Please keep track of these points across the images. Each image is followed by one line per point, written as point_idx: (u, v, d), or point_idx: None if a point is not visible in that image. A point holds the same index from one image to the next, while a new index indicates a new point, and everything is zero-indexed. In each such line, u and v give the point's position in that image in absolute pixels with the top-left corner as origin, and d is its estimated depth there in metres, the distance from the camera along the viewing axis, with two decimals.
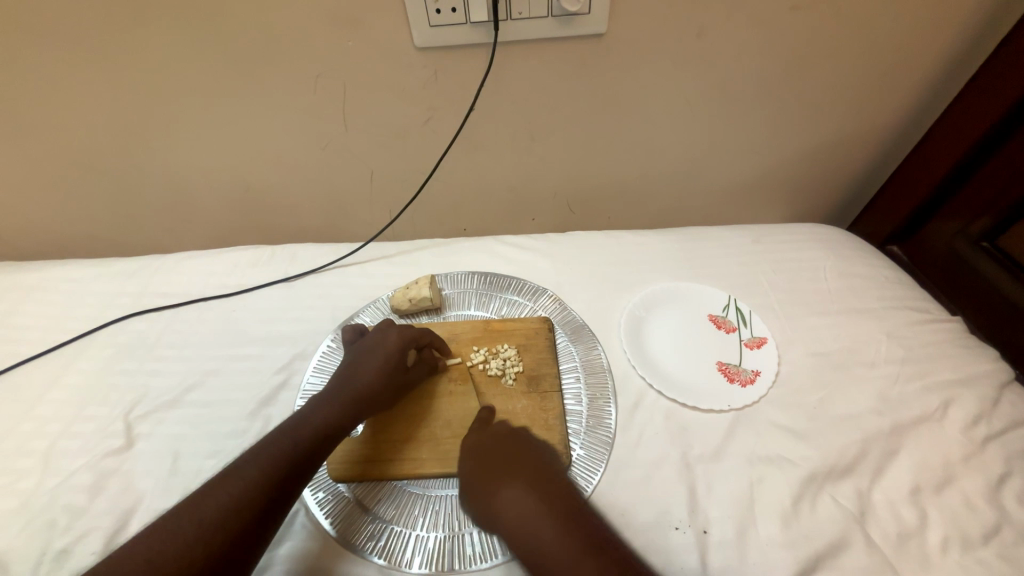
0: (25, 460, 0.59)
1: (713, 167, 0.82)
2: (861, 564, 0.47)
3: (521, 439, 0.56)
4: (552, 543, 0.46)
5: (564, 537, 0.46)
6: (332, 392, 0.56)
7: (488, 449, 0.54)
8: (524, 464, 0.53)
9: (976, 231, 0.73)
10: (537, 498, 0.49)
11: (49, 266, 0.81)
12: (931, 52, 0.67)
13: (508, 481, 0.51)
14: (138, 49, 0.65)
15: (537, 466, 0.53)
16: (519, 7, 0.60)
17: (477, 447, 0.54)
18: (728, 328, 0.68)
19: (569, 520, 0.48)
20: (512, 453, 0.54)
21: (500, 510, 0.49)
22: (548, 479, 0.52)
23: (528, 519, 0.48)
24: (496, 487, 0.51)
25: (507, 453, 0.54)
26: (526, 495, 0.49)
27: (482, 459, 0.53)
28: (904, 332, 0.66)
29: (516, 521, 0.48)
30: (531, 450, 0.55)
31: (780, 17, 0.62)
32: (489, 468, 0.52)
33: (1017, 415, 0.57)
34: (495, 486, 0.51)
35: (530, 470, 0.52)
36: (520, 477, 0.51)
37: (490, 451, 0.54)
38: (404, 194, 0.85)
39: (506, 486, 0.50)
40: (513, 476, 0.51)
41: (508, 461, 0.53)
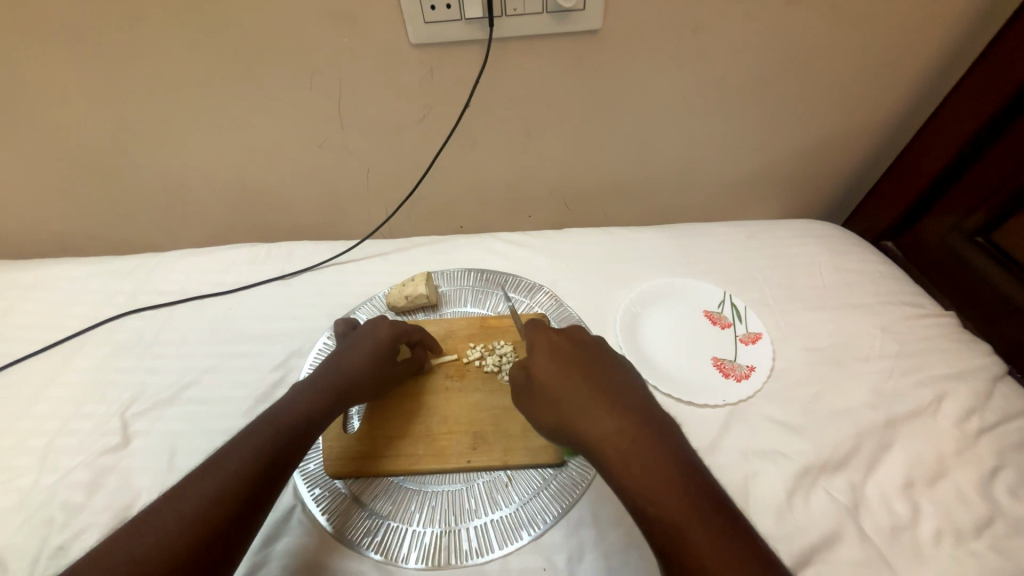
0: (23, 458, 0.59)
1: (709, 163, 0.82)
2: (855, 557, 0.48)
3: (609, 360, 0.51)
4: (649, 473, 0.41)
5: (661, 468, 0.42)
6: (318, 377, 0.57)
7: (573, 369, 0.49)
8: (614, 387, 0.47)
9: (970, 226, 0.73)
10: (631, 423, 0.44)
11: (46, 265, 0.81)
12: (927, 47, 0.67)
13: (597, 404, 0.46)
14: (133, 46, 0.65)
15: (628, 391, 0.48)
16: (514, 4, 0.60)
17: (563, 363, 0.49)
18: (724, 323, 0.69)
19: (666, 451, 0.43)
20: (600, 374, 0.49)
21: (581, 421, 0.46)
22: (641, 407, 0.46)
23: (621, 444, 0.43)
24: (584, 404, 0.46)
25: (595, 373, 0.49)
26: (618, 420, 0.45)
27: (571, 379, 0.48)
28: (899, 327, 0.66)
29: (608, 444, 0.44)
30: (624, 376, 0.49)
31: (775, 12, 0.62)
32: (577, 386, 0.47)
33: (1011, 409, 0.57)
34: (581, 404, 0.46)
35: (616, 392, 0.47)
36: (612, 402, 0.46)
37: (577, 371, 0.49)
38: (400, 191, 0.85)
39: (597, 408, 0.46)
40: (606, 399, 0.46)
41: (601, 382, 0.48)
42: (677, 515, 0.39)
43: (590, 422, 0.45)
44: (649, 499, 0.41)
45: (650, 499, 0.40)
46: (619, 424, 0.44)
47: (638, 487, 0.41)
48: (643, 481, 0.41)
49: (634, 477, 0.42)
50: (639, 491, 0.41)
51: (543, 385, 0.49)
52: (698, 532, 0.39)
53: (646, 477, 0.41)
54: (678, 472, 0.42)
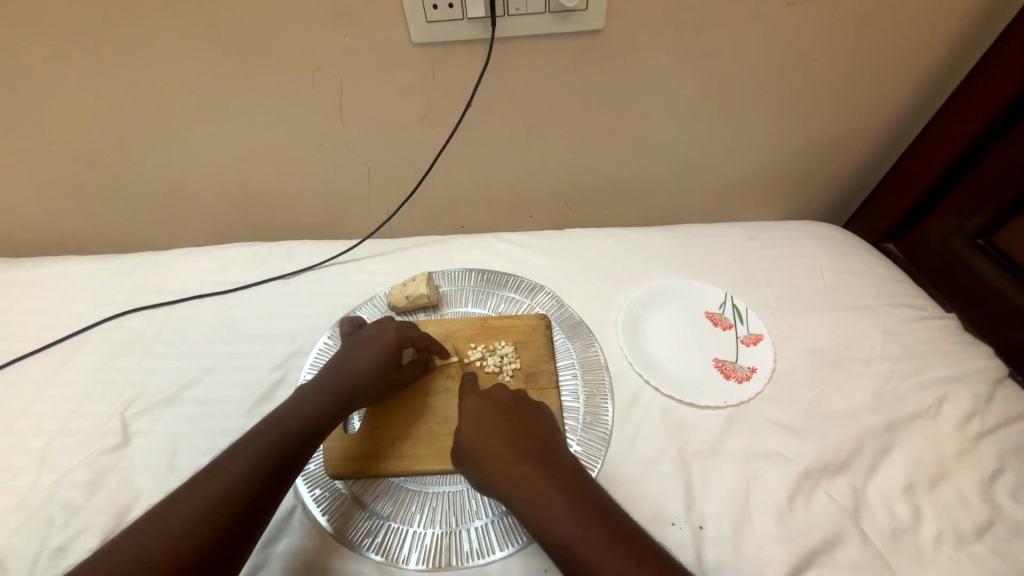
0: (22, 457, 0.59)
1: (711, 163, 0.82)
2: (855, 560, 0.48)
3: (527, 405, 0.54)
4: (561, 515, 0.44)
5: (570, 509, 0.44)
6: (323, 379, 0.57)
7: (490, 416, 0.51)
8: (528, 432, 0.50)
9: (971, 228, 0.73)
10: (542, 467, 0.47)
11: (45, 263, 0.81)
12: (929, 49, 0.67)
13: (511, 450, 0.48)
14: (133, 44, 0.64)
15: (541, 436, 0.50)
16: (516, 3, 0.59)
17: (479, 411, 0.51)
18: (725, 325, 0.69)
19: (576, 491, 0.46)
20: (515, 419, 0.51)
21: (495, 462, 0.48)
22: (553, 451, 0.49)
23: (535, 489, 0.46)
24: (498, 453, 0.48)
25: (511, 419, 0.51)
26: (530, 467, 0.47)
27: (490, 427, 0.50)
28: (900, 329, 0.66)
29: (522, 491, 0.46)
30: (538, 420, 0.52)
31: (778, 13, 0.62)
32: (492, 435, 0.49)
33: (1012, 411, 0.57)
34: (496, 452, 0.48)
35: (529, 432, 0.50)
36: (525, 448, 0.48)
37: (493, 417, 0.51)
38: (402, 190, 0.85)
39: (512, 455, 0.48)
40: (518, 446, 0.48)
41: (513, 429, 0.50)
42: (588, 551, 0.42)
43: (504, 471, 0.47)
44: (563, 540, 0.43)
45: (564, 539, 0.43)
46: (531, 470, 0.47)
47: (553, 529, 0.44)
48: (555, 524, 0.44)
49: (548, 522, 0.44)
50: (553, 534, 0.43)
51: (470, 441, 0.50)
52: (607, 564, 0.41)
53: (557, 519, 0.44)
54: (587, 510, 0.44)
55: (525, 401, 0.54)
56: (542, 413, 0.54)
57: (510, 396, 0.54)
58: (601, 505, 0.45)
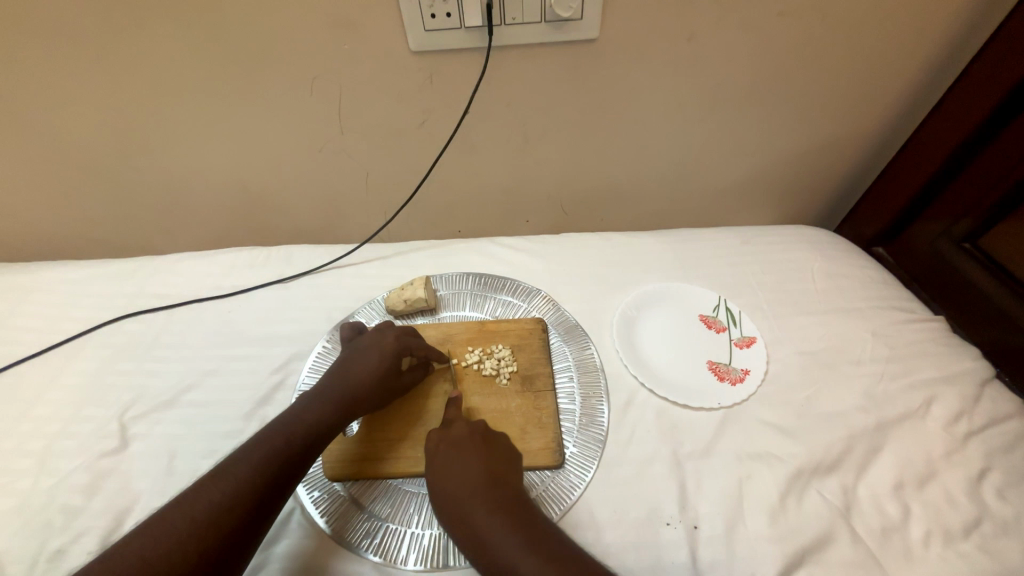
0: (21, 461, 0.59)
1: (704, 169, 0.83)
2: (846, 558, 0.49)
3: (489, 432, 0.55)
4: (501, 547, 0.45)
5: (510, 541, 0.46)
6: (326, 388, 0.57)
7: (447, 448, 0.53)
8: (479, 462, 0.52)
9: (958, 232, 0.74)
10: (489, 498, 0.49)
11: (44, 267, 0.81)
12: (916, 57, 0.68)
13: (461, 483, 0.50)
14: (135, 51, 0.65)
15: (494, 466, 0.52)
16: (513, 12, 0.61)
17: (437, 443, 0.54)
18: (718, 327, 0.70)
19: (519, 522, 0.47)
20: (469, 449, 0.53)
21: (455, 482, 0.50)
22: (504, 481, 0.51)
23: (478, 522, 0.47)
24: (448, 485, 0.50)
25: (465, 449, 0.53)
26: (478, 498, 0.49)
27: (444, 458, 0.52)
28: (890, 331, 0.67)
29: (466, 523, 0.48)
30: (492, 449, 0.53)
31: (768, 22, 0.63)
32: (446, 467, 0.51)
33: (999, 411, 0.59)
34: (447, 484, 0.50)
35: (492, 457, 0.53)
36: (473, 480, 0.50)
37: (449, 450, 0.53)
38: (399, 195, 0.86)
39: (460, 488, 0.50)
40: (467, 477, 0.50)
41: (464, 460, 0.52)
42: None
43: (453, 502, 0.49)
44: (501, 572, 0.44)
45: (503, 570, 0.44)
46: (477, 502, 0.49)
47: (493, 560, 0.45)
48: (496, 556, 0.45)
49: (489, 553, 0.46)
50: (494, 566, 0.45)
51: (437, 463, 0.52)
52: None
53: (497, 552, 0.45)
54: (528, 541, 0.46)
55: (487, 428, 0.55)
56: (502, 440, 0.55)
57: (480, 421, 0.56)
58: (543, 536, 0.46)
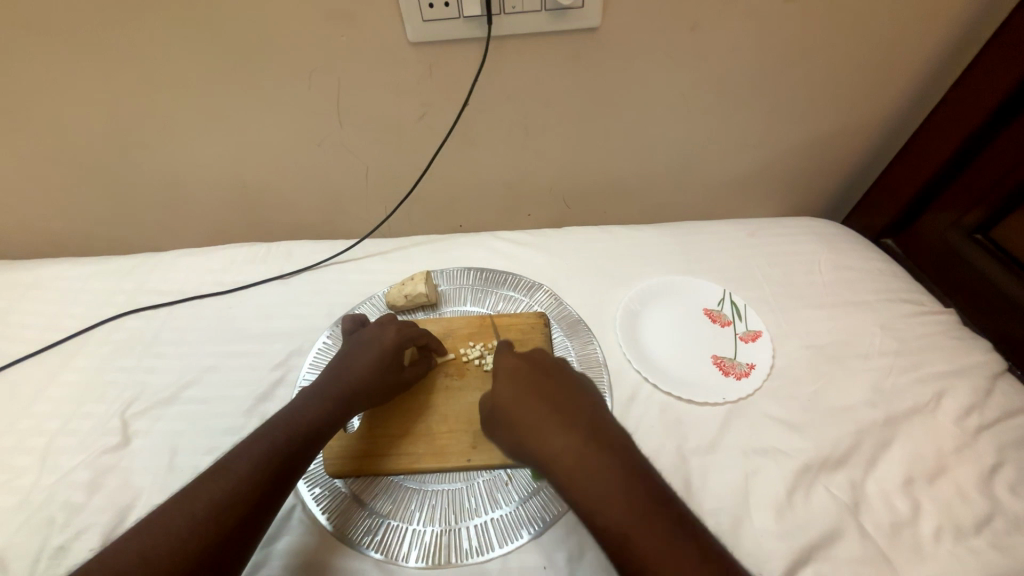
0: (23, 458, 0.59)
1: (708, 161, 0.82)
2: (854, 554, 0.48)
3: (569, 376, 0.51)
4: (609, 494, 0.41)
5: (620, 488, 0.41)
6: (327, 382, 0.57)
7: (531, 388, 0.48)
8: (574, 404, 0.47)
9: (969, 223, 0.73)
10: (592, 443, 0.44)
11: (45, 264, 0.81)
12: (926, 43, 0.66)
13: (557, 423, 0.45)
14: (130, 45, 0.64)
15: (588, 408, 0.47)
16: (512, 1, 0.59)
17: (518, 380, 0.49)
18: (724, 321, 0.69)
19: (628, 470, 0.43)
20: (559, 391, 0.48)
21: (538, 425, 0.45)
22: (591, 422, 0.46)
23: (584, 467, 0.42)
24: (542, 426, 0.45)
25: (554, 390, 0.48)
26: (574, 439, 0.44)
27: (532, 401, 0.47)
28: (899, 324, 0.66)
29: (569, 464, 0.43)
30: (583, 392, 0.49)
31: (774, 9, 0.62)
32: (537, 407, 0.46)
33: (1012, 405, 0.57)
34: (541, 424, 0.45)
35: (577, 400, 0.48)
36: (572, 420, 0.45)
37: (537, 391, 0.48)
38: (399, 190, 0.85)
39: (545, 428, 0.45)
40: (565, 418, 0.45)
41: (560, 401, 0.47)
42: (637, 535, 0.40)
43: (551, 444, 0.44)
44: (596, 518, 0.41)
45: (614, 521, 0.40)
46: (581, 442, 0.44)
47: (600, 509, 0.41)
48: (604, 503, 0.41)
49: (596, 501, 0.41)
50: (599, 514, 0.41)
51: (515, 406, 0.47)
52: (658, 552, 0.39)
53: (598, 498, 0.41)
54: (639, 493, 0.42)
55: (566, 372, 0.51)
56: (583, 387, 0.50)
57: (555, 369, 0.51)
58: (649, 486, 0.43)
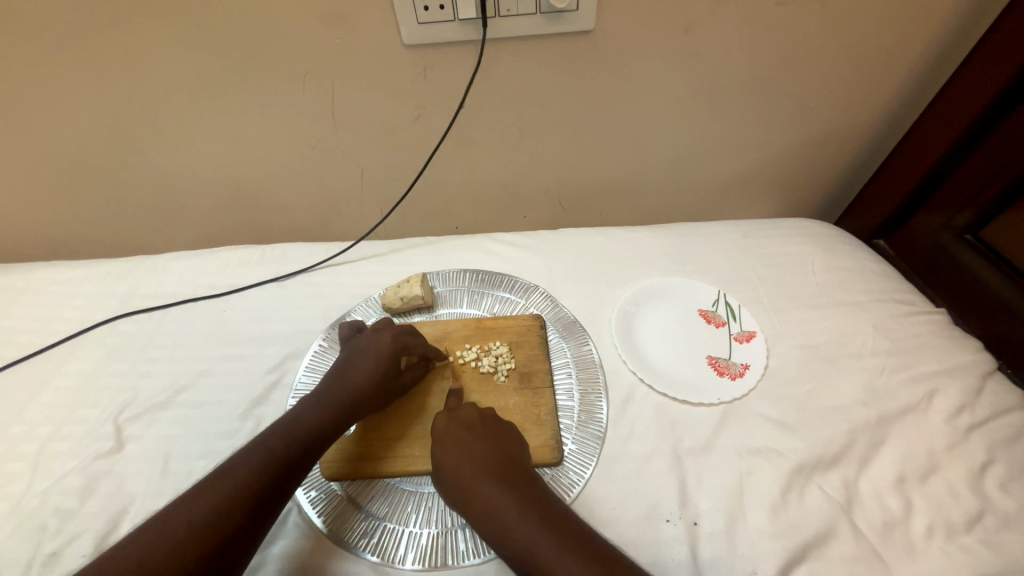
0: (14, 463, 0.59)
1: (703, 162, 0.82)
2: (848, 553, 0.48)
3: (495, 420, 0.55)
4: (516, 526, 0.46)
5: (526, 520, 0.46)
6: (325, 390, 0.56)
7: (452, 433, 0.53)
8: (492, 444, 0.52)
9: (959, 224, 0.73)
10: (504, 483, 0.49)
11: (37, 268, 0.80)
12: (916, 46, 0.67)
13: (475, 466, 0.50)
14: (122, 46, 0.64)
15: (507, 449, 0.52)
16: (507, 4, 0.60)
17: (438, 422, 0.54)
18: (718, 322, 0.69)
19: (538, 503, 0.47)
20: (478, 432, 0.53)
21: (454, 465, 0.50)
22: (504, 458, 0.51)
23: (496, 504, 0.47)
24: (459, 466, 0.50)
25: (475, 432, 0.53)
26: (486, 475, 0.49)
27: (452, 444, 0.52)
28: (891, 324, 0.66)
29: (484, 505, 0.48)
30: (504, 432, 0.54)
31: (767, 12, 0.62)
32: (455, 453, 0.51)
33: (1001, 404, 0.58)
34: (458, 468, 0.50)
35: (493, 439, 0.53)
36: (485, 462, 0.50)
37: (461, 435, 0.52)
38: (395, 192, 0.85)
39: (460, 466, 0.50)
40: (479, 461, 0.50)
41: (472, 440, 0.52)
42: (540, 558, 0.44)
43: (467, 489, 0.49)
44: (507, 544, 0.46)
45: (522, 548, 0.45)
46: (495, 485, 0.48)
47: (510, 539, 0.46)
48: (516, 536, 0.45)
49: (509, 535, 0.46)
50: (511, 545, 0.45)
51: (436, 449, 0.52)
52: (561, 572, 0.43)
53: (505, 527, 0.46)
54: (547, 522, 0.46)
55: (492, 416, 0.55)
56: (507, 428, 0.54)
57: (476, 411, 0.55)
58: (556, 513, 0.47)
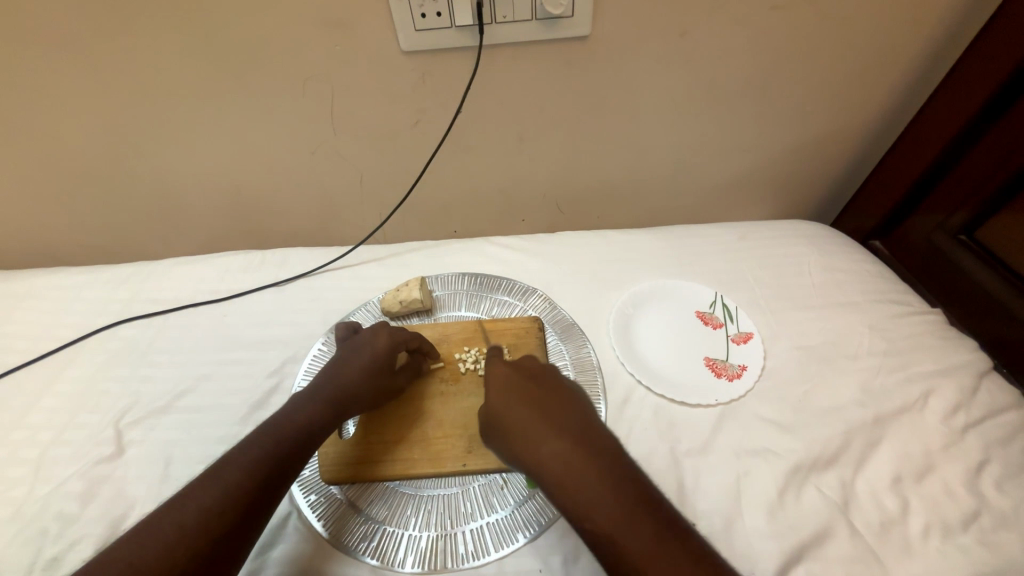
0: (16, 469, 0.59)
1: (699, 165, 0.83)
2: (845, 553, 0.48)
3: (558, 379, 0.52)
4: (577, 474, 0.43)
5: (608, 489, 0.42)
6: (319, 387, 0.57)
7: (517, 390, 0.50)
8: (552, 398, 0.49)
9: (954, 224, 0.74)
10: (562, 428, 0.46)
11: (38, 274, 0.81)
12: (909, 49, 0.68)
13: (536, 418, 0.47)
14: (124, 55, 0.65)
15: (572, 406, 0.49)
16: (503, 10, 0.60)
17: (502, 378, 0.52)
18: (715, 324, 0.69)
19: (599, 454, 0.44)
20: (553, 397, 0.49)
21: (513, 416, 0.48)
22: (566, 410, 0.48)
23: (555, 453, 0.44)
24: (520, 417, 0.48)
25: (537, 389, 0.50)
26: (547, 426, 0.46)
27: (515, 393, 0.50)
28: (887, 325, 0.67)
29: (542, 452, 0.45)
30: (574, 395, 0.50)
31: (761, 16, 0.63)
32: (523, 410, 0.48)
33: (997, 404, 0.58)
34: (530, 428, 0.46)
35: (554, 393, 0.50)
36: (561, 424, 0.46)
37: (524, 390, 0.50)
38: (394, 197, 0.86)
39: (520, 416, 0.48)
40: (554, 423, 0.46)
41: (534, 395, 0.49)
42: (620, 533, 0.40)
43: (536, 448, 0.45)
44: (566, 491, 0.42)
45: (579, 492, 0.42)
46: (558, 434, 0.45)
47: (570, 484, 0.43)
48: (580, 486, 0.42)
49: (570, 484, 0.43)
50: (570, 495, 0.42)
51: (497, 400, 0.50)
52: (628, 524, 0.40)
53: (567, 474, 0.43)
54: (611, 472, 0.43)
55: (557, 379, 0.52)
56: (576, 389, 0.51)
57: (539, 368, 0.54)
58: (622, 464, 0.44)
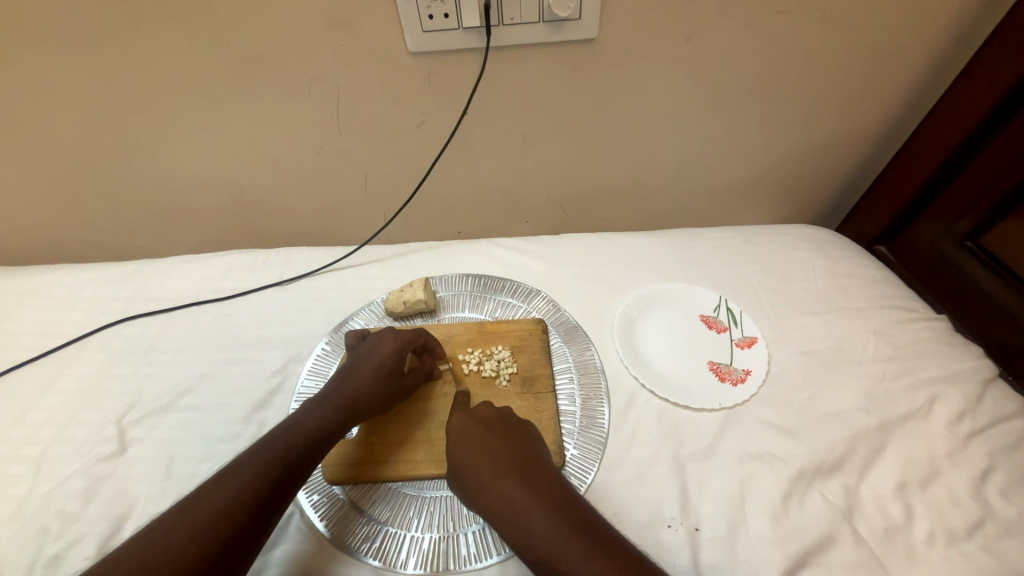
0: (19, 466, 0.59)
1: (705, 168, 0.83)
2: (849, 559, 0.48)
3: (505, 416, 0.54)
4: (519, 506, 0.46)
5: (552, 522, 0.44)
6: (327, 392, 0.57)
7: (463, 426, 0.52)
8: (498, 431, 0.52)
9: (960, 231, 0.74)
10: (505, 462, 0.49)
11: (42, 271, 0.81)
12: (915, 55, 0.68)
13: (480, 453, 0.50)
14: (133, 54, 0.65)
15: (516, 439, 0.52)
16: (511, 12, 0.60)
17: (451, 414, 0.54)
18: (720, 328, 0.69)
19: (540, 485, 0.47)
20: (499, 435, 0.51)
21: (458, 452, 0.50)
22: (509, 443, 0.51)
23: (499, 486, 0.47)
24: (466, 453, 0.50)
25: (483, 423, 0.52)
26: (491, 460, 0.49)
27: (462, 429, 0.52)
28: (892, 330, 0.67)
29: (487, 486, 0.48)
30: (519, 428, 0.53)
31: (768, 21, 0.63)
32: (469, 447, 0.50)
33: (1002, 411, 0.58)
34: (478, 468, 0.49)
35: (499, 426, 0.53)
36: (506, 462, 0.49)
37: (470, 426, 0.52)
38: (398, 197, 0.86)
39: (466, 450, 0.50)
40: (500, 461, 0.49)
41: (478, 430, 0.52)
42: (568, 564, 0.42)
43: (481, 482, 0.48)
44: (509, 522, 0.46)
45: (520, 522, 0.45)
46: (501, 469, 0.48)
47: (513, 514, 0.46)
48: (522, 516, 0.45)
49: (513, 515, 0.46)
50: (513, 525, 0.45)
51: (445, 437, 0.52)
52: (565, 551, 0.43)
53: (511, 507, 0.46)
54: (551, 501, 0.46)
55: (508, 418, 0.54)
56: (524, 426, 0.54)
57: (494, 412, 0.54)
58: (562, 494, 0.47)
